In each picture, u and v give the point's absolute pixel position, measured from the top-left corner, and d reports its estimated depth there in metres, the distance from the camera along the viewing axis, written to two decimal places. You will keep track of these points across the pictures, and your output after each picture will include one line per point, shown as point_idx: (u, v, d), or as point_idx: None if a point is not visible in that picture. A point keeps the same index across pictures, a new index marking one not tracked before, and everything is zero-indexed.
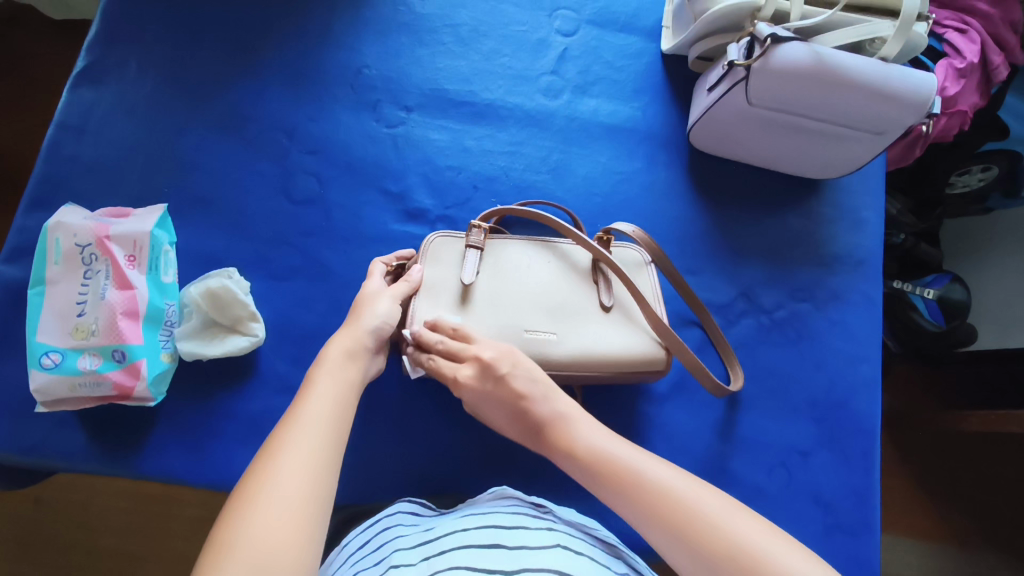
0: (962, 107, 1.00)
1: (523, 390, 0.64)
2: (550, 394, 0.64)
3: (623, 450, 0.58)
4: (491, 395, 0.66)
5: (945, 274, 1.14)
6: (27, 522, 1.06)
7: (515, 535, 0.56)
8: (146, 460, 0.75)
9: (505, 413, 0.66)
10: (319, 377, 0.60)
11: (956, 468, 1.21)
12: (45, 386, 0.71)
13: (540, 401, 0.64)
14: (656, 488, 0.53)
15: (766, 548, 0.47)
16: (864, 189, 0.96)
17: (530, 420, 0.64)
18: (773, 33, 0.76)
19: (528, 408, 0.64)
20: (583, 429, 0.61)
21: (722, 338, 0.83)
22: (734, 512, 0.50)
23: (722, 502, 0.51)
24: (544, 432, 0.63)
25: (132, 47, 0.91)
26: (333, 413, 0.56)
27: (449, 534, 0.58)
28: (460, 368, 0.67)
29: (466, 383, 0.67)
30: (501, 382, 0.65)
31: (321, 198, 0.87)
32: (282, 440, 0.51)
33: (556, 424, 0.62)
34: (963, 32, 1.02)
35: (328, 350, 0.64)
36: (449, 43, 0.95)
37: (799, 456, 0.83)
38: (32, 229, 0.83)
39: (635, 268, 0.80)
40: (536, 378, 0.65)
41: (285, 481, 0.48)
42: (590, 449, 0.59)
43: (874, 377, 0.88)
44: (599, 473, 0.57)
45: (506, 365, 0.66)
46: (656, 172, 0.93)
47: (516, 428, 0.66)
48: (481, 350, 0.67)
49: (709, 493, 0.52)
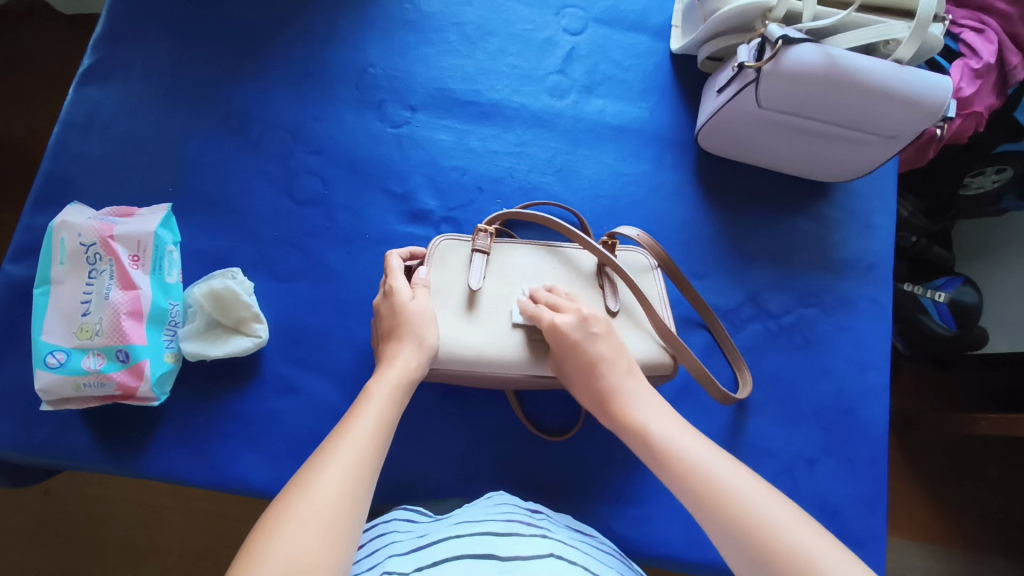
0: (978, 108, 0.98)
1: (607, 357, 0.65)
2: (629, 369, 0.65)
3: (684, 435, 0.57)
4: (575, 348, 0.66)
5: (956, 277, 1.12)
6: (36, 514, 1.07)
7: (508, 545, 0.54)
8: (151, 460, 0.76)
9: (577, 374, 0.66)
10: (376, 392, 0.59)
11: (964, 472, 1.19)
12: (49, 386, 0.72)
13: (621, 371, 0.65)
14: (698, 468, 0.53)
15: (805, 544, 0.45)
16: (876, 193, 0.94)
17: (601, 383, 0.64)
18: (784, 35, 0.74)
19: (602, 372, 0.65)
20: (649, 409, 0.61)
21: (732, 344, 0.83)
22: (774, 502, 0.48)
23: (761, 489, 0.50)
24: (609, 403, 0.63)
25: (137, 45, 0.90)
26: (379, 434, 0.55)
27: (442, 541, 0.57)
28: (559, 316, 0.68)
29: (563, 326, 0.66)
30: (592, 339, 0.66)
31: (324, 199, 0.86)
32: (328, 454, 0.51)
33: (623, 397, 0.63)
34: (980, 32, 1.00)
35: (386, 368, 0.63)
36: (455, 42, 0.94)
37: (805, 463, 0.83)
38: (38, 228, 0.83)
39: (640, 273, 0.79)
40: (621, 351, 0.67)
41: (326, 496, 0.47)
42: (656, 429, 0.58)
43: (883, 385, 0.86)
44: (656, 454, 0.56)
45: (600, 326, 0.67)
46: (663, 174, 0.92)
47: (589, 398, 0.66)
48: (581, 309, 0.68)
49: (758, 486, 0.50)
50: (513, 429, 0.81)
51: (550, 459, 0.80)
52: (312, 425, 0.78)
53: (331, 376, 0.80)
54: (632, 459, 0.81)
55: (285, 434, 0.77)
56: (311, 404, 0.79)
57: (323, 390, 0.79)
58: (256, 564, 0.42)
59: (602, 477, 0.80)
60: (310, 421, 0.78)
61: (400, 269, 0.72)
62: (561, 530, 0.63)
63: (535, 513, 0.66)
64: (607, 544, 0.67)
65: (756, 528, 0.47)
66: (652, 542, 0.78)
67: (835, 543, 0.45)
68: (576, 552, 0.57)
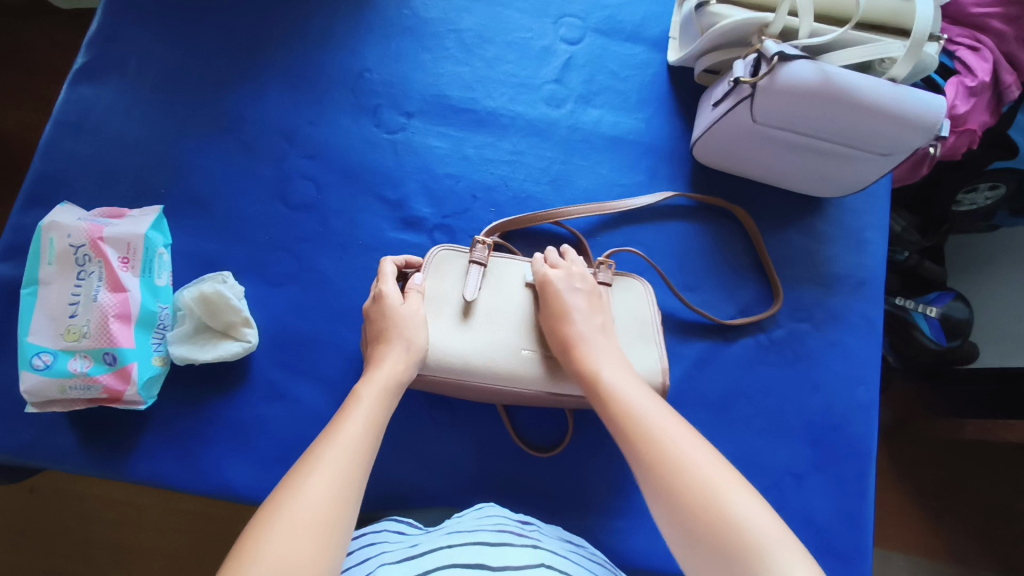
0: (971, 125, 0.98)
1: (582, 307, 0.70)
2: (602, 325, 0.70)
3: (633, 388, 0.60)
4: (557, 292, 0.71)
5: (947, 292, 1.13)
6: (18, 511, 1.06)
7: (499, 555, 0.55)
8: (136, 463, 0.75)
9: (548, 319, 0.70)
10: (364, 395, 0.60)
11: (952, 485, 1.19)
12: (35, 388, 0.71)
13: (591, 321, 0.69)
14: (718, 505, 0.46)
15: (726, 495, 0.46)
16: (869, 209, 0.94)
17: (568, 329, 0.68)
18: (780, 52, 0.75)
19: (571, 319, 0.69)
20: (608, 360, 0.65)
21: (778, 285, 0.89)
22: (747, 500, 0.46)
23: (692, 437, 0.52)
24: (569, 348, 0.67)
25: (134, 45, 0.90)
26: (368, 438, 0.55)
27: (435, 550, 0.57)
28: (551, 269, 0.74)
29: (553, 275, 0.72)
30: (575, 292, 0.71)
31: (318, 204, 0.86)
32: (317, 457, 0.52)
33: (587, 346, 0.66)
34: (974, 50, 1.00)
35: (372, 373, 0.63)
36: (453, 49, 0.94)
37: (793, 478, 0.83)
38: (27, 227, 0.83)
39: (637, 300, 0.79)
40: (598, 309, 0.71)
41: (315, 499, 0.48)
42: (607, 376, 0.62)
43: (872, 402, 0.87)
44: (604, 399, 0.60)
45: (584, 284, 0.73)
46: (657, 186, 0.92)
47: (552, 341, 0.70)
48: (571, 265, 0.74)
49: (685, 431, 0.53)
50: (502, 439, 0.81)
51: (538, 470, 0.80)
52: (299, 431, 0.77)
53: (321, 383, 0.79)
54: (620, 471, 0.81)
55: (272, 439, 0.77)
56: (299, 410, 0.78)
57: (312, 396, 0.79)
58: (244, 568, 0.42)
59: (588, 489, 0.80)
60: (297, 428, 0.78)
61: (393, 276, 0.73)
62: (552, 541, 0.64)
63: (525, 524, 0.67)
64: (597, 556, 0.67)
65: (707, 507, 0.46)
66: (638, 555, 0.77)
67: (748, 490, 0.47)
68: (566, 563, 0.57)
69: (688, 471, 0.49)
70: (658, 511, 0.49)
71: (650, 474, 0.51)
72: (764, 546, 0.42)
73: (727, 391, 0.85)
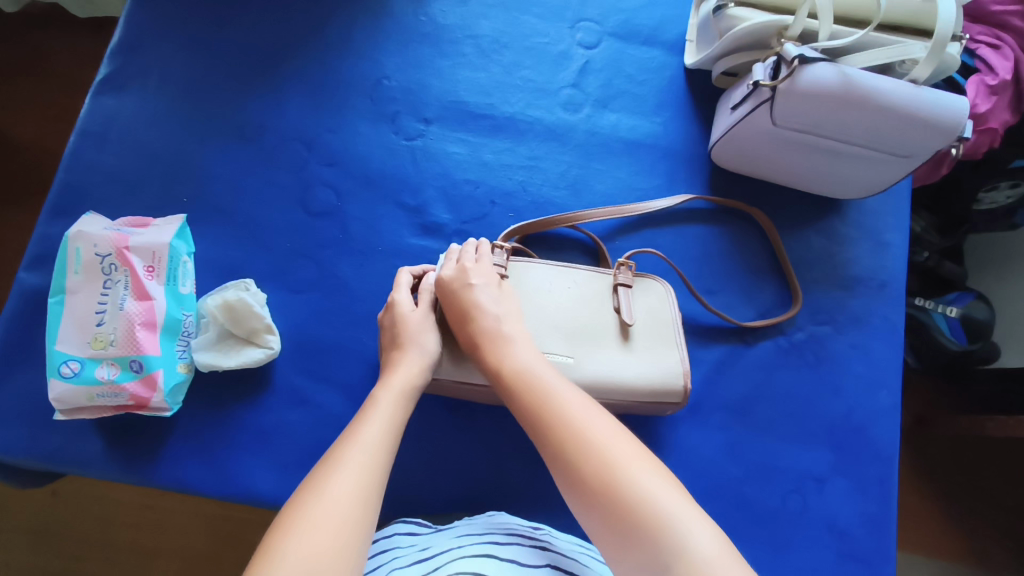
0: (992, 124, 0.97)
1: (480, 303, 0.68)
2: (503, 315, 0.68)
3: (546, 373, 0.61)
4: (451, 294, 0.69)
5: (968, 292, 1.12)
6: (42, 511, 1.07)
7: (507, 555, 0.58)
8: (162, 469, 0.76)
9: (453, 322, 0.69)
10: (381, 398, 0.61)
11: (976, 487, 1.18)
12: (63, 395, 0.72)
13: (491, 315, 0.67)
14: (629, 490, 0.49)
15: (636, 479, 0.50)
16: (890, 210, 0.94)
17: (471, 329, 0.67)
18: (800, 54, 0.74)
19: (473, 315, 0.67)
20: (515, 347, 0.64)
21: (798, 288, 0.88)
22: (660, 482, 0.50)
23: (604, 421, 0.55)
24: (476, 345, 0.66)
25: (155, 55, 0.91)
26: (388, 440, 0.56)
27: (446, 550, 0.59)
28: (446, 269, 0.72)
29: (444, 277, 0.71)
30: (469, 288, 0.69)
31: (339, 211, 0.86)
32: (339, 458, 0.52)
33: (490, 338, 0.65)
34: (996, 48, 0.99)
35: (387, 380, 0.64)
36: (470, 55, 0.94)
37: (815, 482, 0.82)
38: (53, 237, 0.84)
39: (657, 301, 0.78)
40: (499, 299, 0.69)
41: (338, 497, 0.48)
42: (516, 363, 0.62)
43: (894, 406, 0.86)
44: (513, 391, 0.60)
45: (478, 278, 0.70)
46: (675, 190, 0.92)
47: (462, 343, 0.69)
48: (465, 263, 0.72)
49: (598, 416, 0.55)
50: (523, 444, 0.81)
51: None
52: (322, 437, 0.78)
53: (343, 389, 0.80)
54: None
55: (295, 445, 0.78)
56: (321, 415, 0.79)
57: (335, 403, 0.79)
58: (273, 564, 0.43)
59: None
60: (320, 433, 0.78)
61: (409, 283, 0.74)
62: (562, 541, 0.66)
63: (537, 528, 0.68)
64: (609, 557, 0.69)
65: (619, 488, 0.49)
66: None
67: (655, 468, 0.51)
68: (574, 563, 0.60)
69: (596, 453, 0.52)
70: (571, 492, 0.52)
71: (560, 459, 0.53)
72: (668, 521, 0.47)
73: (748, 395, 0.85)
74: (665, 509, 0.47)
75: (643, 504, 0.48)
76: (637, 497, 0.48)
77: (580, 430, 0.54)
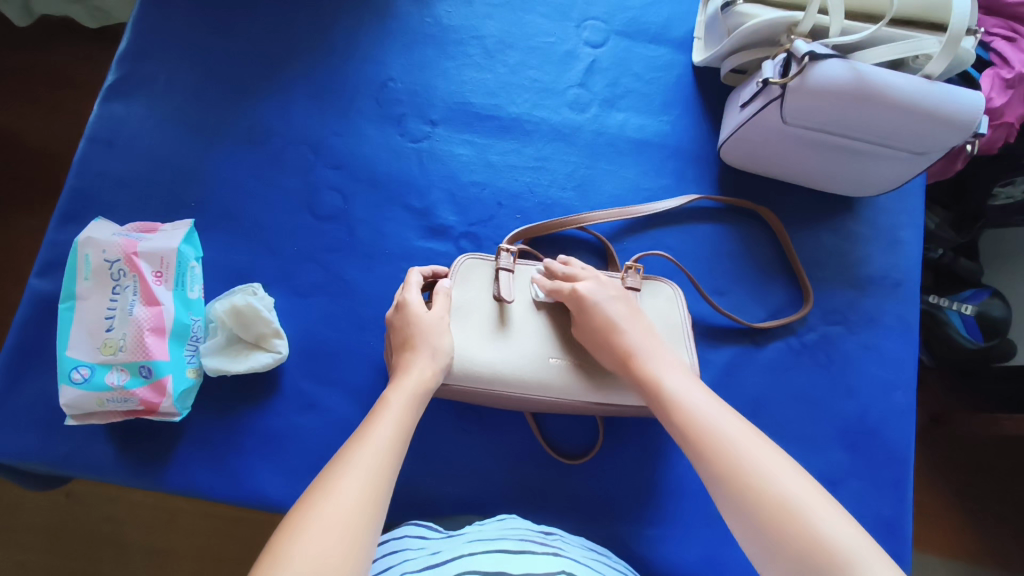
0: (1009, 118, 0.95)
1: (625, 314, 0.68)
2: (648, 331, 0.67)
3: (702, 398, 0.58)
4: (590, 306, 0.68)
5: (984, 289, 1.09)
6: (55, 514, 1.08)
7: (521, 562, 0.56)
8: (172, 473, 0.76)
9: (595, 333, 0.68)
10: (393, 397, 0.60)
11: (990, 485, 1.16)
12: (74, 401, 0.73)
13: (639, 331, 0.67)
14: (810, 530, 0.45)
15: (819, 516, 0.45)
16: (903, 208, 0.92)
17: (618, 340, 0.66)
18: (811, 51, 0.73)
19: (620, 328, 0.67)
20: (667, 367, 0.63)
21: (808, 287, 0.87)
22: (843, 522, 0.45)
23: (771, 451, 0.51)
24: (628, 360, 0.65)
25: (162, 61, 0.91)
26: (397, 438, 0.56)
27: (457, 558, 0.57)
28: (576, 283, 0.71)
29: (585, 289, 0.69)
30: (614, 299, 0.69)
31: (345, 214, 0.86)
32: (349, 460, 0.52)
33: (642, 354, 0.64)
34: (1011, 40, 0.97)
35: (400, 381, 0.63)
36: (475, 55, 0.94)
37: (829, 484, 0.81)
38: (62, 243, 0.84)
39: (666, 303, 0.78)
40: (636, 313, 0.69)
41: (345, 500, 0.48)
42: (670, 384, 0.60)
43: (909, 406, 0.85)
44: (667, 411, 0.59)
45: (617, 291, 0.70)
46: (683, 190, 0.91)
47: (607, 357, 0.68)
48: (585, 270, 0.73)
49: (764, 445, 0.52)
50: (532, 447, 0.81)
51: (568, 479, 0.80)
52: (330, 441, 0.78)
53: (351, 393, 0.80)
54: (647, 478, 0.80)
55: (304, 450, 0.78)
56: (330, 419, 0.79)
57: (343, 407, 0.79)
58: (279, 565, 0.43)
59: (618, 496, 0.79)
60: (328, 437, 0.78)
61: (419, 283, 0.73)
62: (573, 548, 0.64)
63: (547, 534, 0.67)
64: (620, 564, 0.68)
65: (795, 529, 0.45)
66: (670, 562, 0.77)
67: (838, 508, 0.47)
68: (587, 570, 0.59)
69: (759, 484, 0.48)
70: (741, 528, 0.48)
71: (785, 571, 0.45)
72: (853, 563, 0.42)
73: (758, 397, 0.84)
74: (853, 553, 0.43)
75: (822, 542, 0.44)
76: (814, 535, 0.44)
77: (793, 506, 0.46)
